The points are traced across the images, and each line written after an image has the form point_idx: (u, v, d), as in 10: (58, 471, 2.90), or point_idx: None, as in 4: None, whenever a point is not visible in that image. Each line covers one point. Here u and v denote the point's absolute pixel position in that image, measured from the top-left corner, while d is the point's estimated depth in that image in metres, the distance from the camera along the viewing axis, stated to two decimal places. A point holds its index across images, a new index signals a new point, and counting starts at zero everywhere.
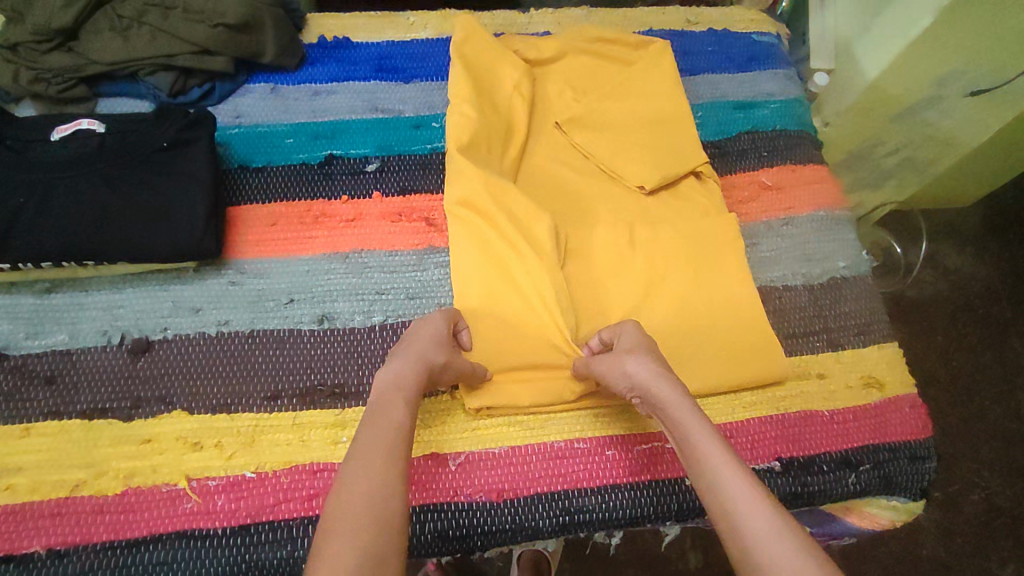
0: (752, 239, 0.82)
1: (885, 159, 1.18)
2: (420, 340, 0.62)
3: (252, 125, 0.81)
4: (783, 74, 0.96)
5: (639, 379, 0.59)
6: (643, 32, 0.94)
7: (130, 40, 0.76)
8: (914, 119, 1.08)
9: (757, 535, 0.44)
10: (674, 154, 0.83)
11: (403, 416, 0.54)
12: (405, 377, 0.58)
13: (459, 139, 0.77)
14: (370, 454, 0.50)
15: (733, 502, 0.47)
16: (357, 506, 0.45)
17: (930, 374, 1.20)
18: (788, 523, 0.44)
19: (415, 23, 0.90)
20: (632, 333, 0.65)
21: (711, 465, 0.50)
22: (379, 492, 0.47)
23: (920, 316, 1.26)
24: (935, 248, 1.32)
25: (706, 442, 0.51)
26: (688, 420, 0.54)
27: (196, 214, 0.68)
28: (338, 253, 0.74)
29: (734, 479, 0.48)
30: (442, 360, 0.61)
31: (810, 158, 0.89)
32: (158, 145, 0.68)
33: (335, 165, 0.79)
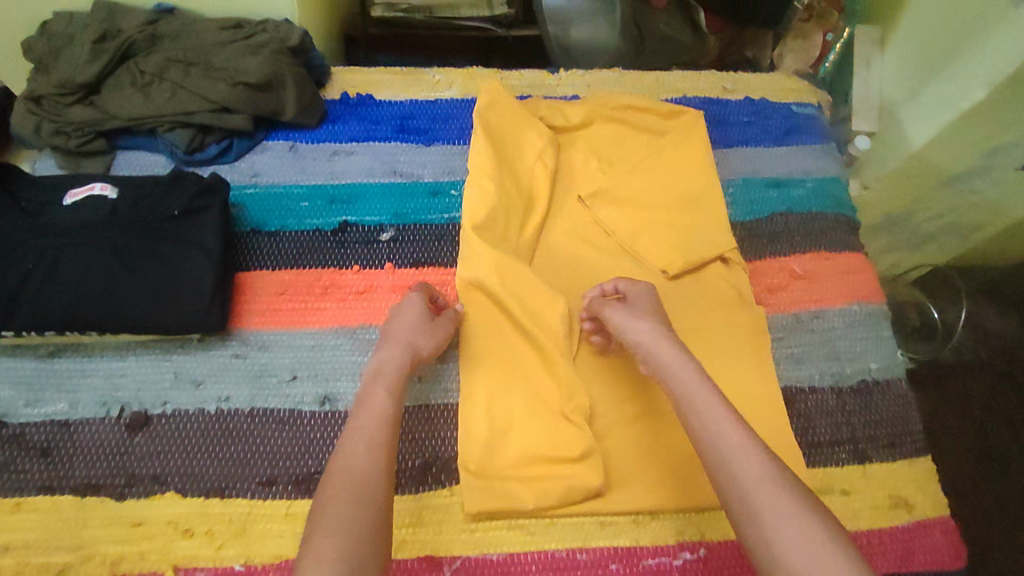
0: (779, 333, 0.78)
1: (926, 223, 1.10)
2: (403, 324, 0.66)
3: (268, 185, 0.79)
4: (823, 149, 0.91)
5: (647, 337, 0.63)
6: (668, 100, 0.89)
7: (151, 97, 0.74)
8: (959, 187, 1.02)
9: (755, 484, 0.50)
10: (700, 236, 0.80)
11: (387, 403, 0.58)
12: (390, 368, 0.61)
13: (476, 217, 0.75)
14: (360, 440, 0.54)
15: (730, 450, 0.52)
16: (342, 493, 0.50)
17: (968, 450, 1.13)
18: (781, 477, 0.50)
19: (440, 81, 0.88)
20: (646, 296, 0.69)
21: (710, 421, 0.55)
22: (363, 477, 0.52)
23: (958, 386, 1.18)
24: (976, 319, 1.25)
25: (706, 399, 0.56)
26: (691, 378, 0.58)
27: (202, 287, 0.65)
28: (345, 327, 0.73)
29: (731, 431, 0.53)
30: (426, 347, 0.65)
31: (846, 243, 0.84)
32: (168, 214, 0.66)
33: (349, 232, 0.77)
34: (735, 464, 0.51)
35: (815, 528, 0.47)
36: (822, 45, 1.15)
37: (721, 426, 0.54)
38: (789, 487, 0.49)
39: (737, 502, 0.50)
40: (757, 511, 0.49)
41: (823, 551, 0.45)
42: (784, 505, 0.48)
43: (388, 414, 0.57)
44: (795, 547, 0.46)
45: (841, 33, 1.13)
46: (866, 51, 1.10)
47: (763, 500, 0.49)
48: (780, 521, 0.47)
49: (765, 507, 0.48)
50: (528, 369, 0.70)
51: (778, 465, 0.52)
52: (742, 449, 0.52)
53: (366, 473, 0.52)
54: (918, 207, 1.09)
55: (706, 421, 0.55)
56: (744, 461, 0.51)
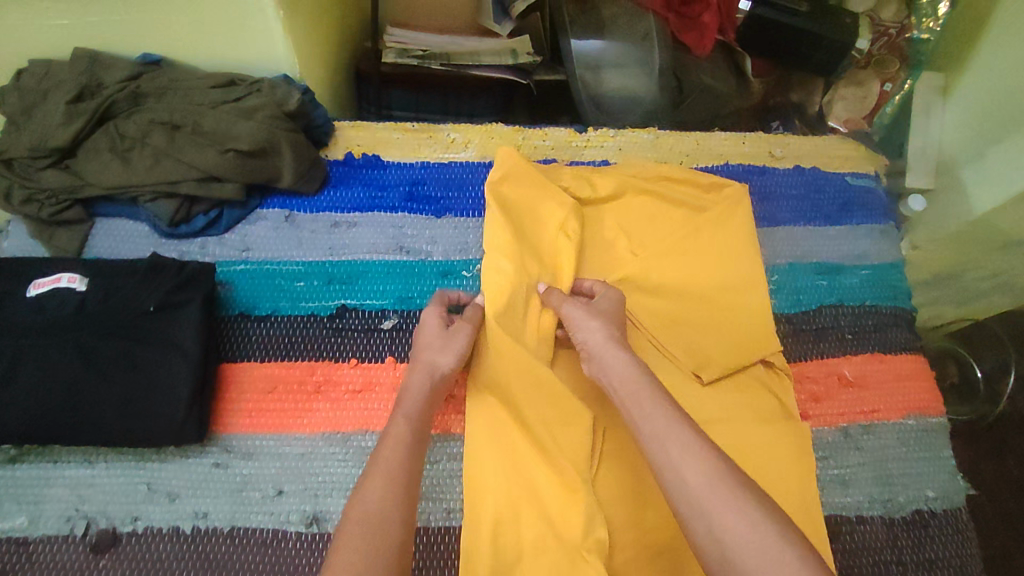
0: (824, 451, 0.70)
1: (977, 283, 1.01)
2: (424, 343, 0.64)
3: (260, 262, 0.71)
4: (879, 229, 0.81)
5: (596, 338, 0.62)
6: (697, 169, 0.81)
7: (132, 164, 0.66)
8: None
9: (699, 484, 0.48)
10: (740, 335, 0.71)
11: (406, 433, 0.57)
12: (411, 397, 0.60)
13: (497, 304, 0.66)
14: (377, 475, 0.53)
15: (673, 450, 0.51)
16: (356, 531, 0.48)
17: None
18: (730, 480, 0.48)
19: (455, 140, 0.80)
20: (608, 295, 0.68)
21: (655, 429, 0.53)
22: (381, 514, 0.50)
23: None
24: None
25: (651, 406, 0.55)
26: (637, 385, 0.58)
27: (178, 396, 0.58)
28: (338, 433, 0.65)
29: (676, 430, 0.53)
30: (448, 363, 0.62)
31: (902, 344, 0.76)
32: (144, 309, 0.59)
33: (347, 319, 0.69)
34: (680, 464, 0.50)
35: (768, 530, 0.45)
36: (879, 96, 1.04)
37: (667, 427, 0.53)
38: (736, 488, 0.48)
39: (684, 505, 0.49)
40: (710, 519, 0.47)
41: (783, 553, 0.43)
42: (736, 507, 0.46)
43: (409, 446, 0.56)
44: (750, 551, 0.44)
45: (901, 83, 1.02)
46: (927, 98, 1.00)
47: (711, 503, 0.47)
48: (736, 523, 0.45)
49: (722, 511, 0.46)
50: (542, 495, 0.62)
51: (727, 465, 0.50)
52: (686, 451, 0.51)
53: (384, 513, 0.50)
54: (973, 271, 1.00)
55: (654, 425, 0.54)
56: (690, 462, 0.50)
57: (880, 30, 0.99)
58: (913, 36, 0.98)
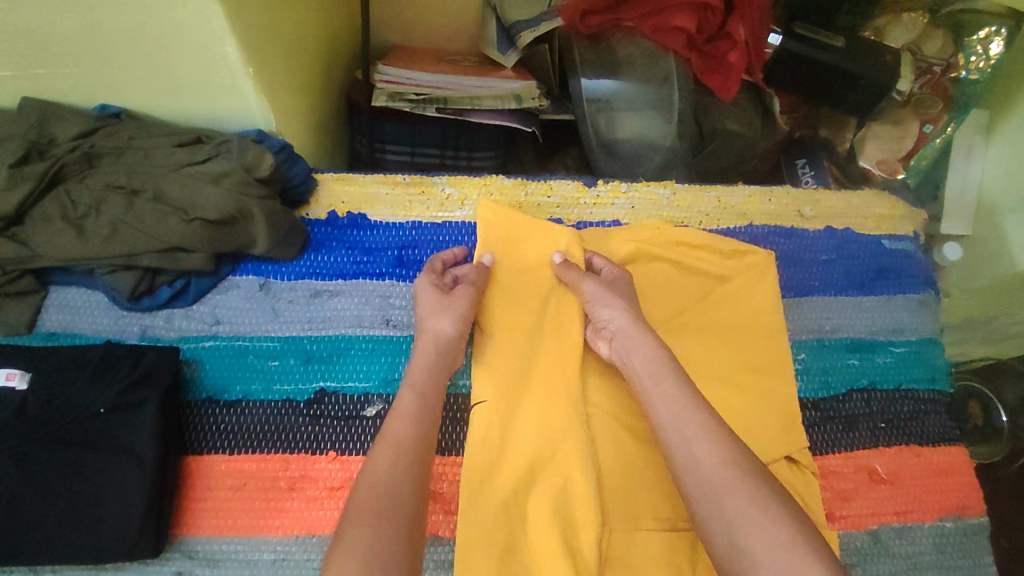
0: (856, 560, 0.62)
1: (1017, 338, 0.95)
2: (426, 311, 0.62)
3: (231, 338, 0.64)
4: (917, 300, 0.74)
5: (617, 316, 0.61)
6: (714, 231, 0.73)
7: (86, 234, 0.59)
8: None
9: (713, 467, 0.48)
10: (763, 426, 0.64)
11: (415, 405, 0.55)
12: (417, 370, 0.58)
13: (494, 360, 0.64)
14: (387, 446, 0.51)
15: (687, 430, 0.51)
16: (369, 506, 0.46)
17: None
18: (744, 471, 0.47)
19: (450, 196, 0.72)
20: (617, 275, 0.66)
21: (671, 408, 0.53)
22: (390, 484, 0.48)
23: None
24: None
25: (669, 388, 0.54)
26: (655, 361, 0.57)
27: (133, 508, 0.53)
28: (314, 537, 0.59)
29: (689, 412, 0.52)
30: (450, 329, 0.61)
31: (940, 433, 0.68)
32: (94, 411, 0.53)
33: (327, 404, 0.63)
34: (691, 442, 0.50)
35: (770, 512, 0.45)
36: (917, 137, 0.94)
37: (683, 409, 0.52)
38: (751, 475, 0.47)
39: (694, 486, 0.48)
40: (719, 504, 0.46)
41: (788, 543, 0.43)
42: (745, 493, 0.46)
43: (417, 415, 0.55)
44: (757, 534, 0.44)
45: (942, 125, 0.94)
46: (968, 141, 0.98)
47: (721, 489, 0.47)
48: (743, 510, 0.45)
49: (731, 498, 0.46)
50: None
51: (744, 450, 0.50)
52: (701, 434, 0.50)
53: (391, 490, 0.48)
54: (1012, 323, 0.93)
55: (669, 407, 0.53)
56: (702, 442, 0.50)
57: (921, 67, 0.90)
58: (960, 77, 0.90)
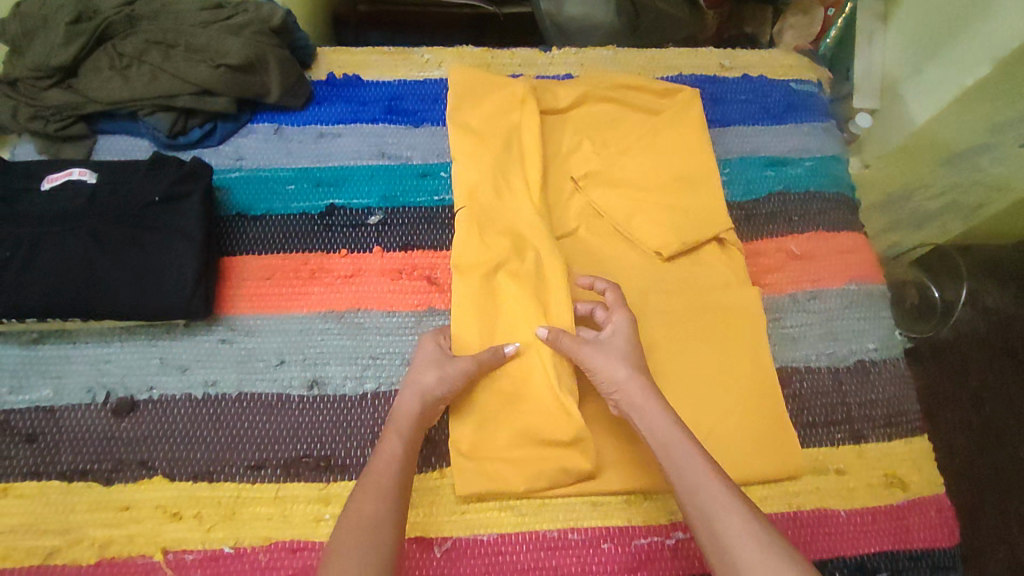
0: (775, 313, 0.77)
1: (925, 203, 1.12)
2: (416, 369, 0.67)
3: (253, 169, 0.77)
4: (821, 127, 0.89)
5: (623, 382, 0.63)
6: (665, 78, 0.88)
7: (130, 79, 0.73)
8: (961, 164, 1.03)
9: (729, 529, 0.52)
10: (694, 216, 0.78)
11: (400, 448, 0.61)
12: (400, 415, 0.63)
13: (469, 178, 0.77)
14: (375, 484, 0.57)
15: (706, 494, 0.54)
16: (351, 537, 0.52)
17: (963, 420, 1.20)
18: (764, 529, 0.51)
19: (429, 61, 0.86)
20: (623, 328, 0.67)
21: (691, 476, 0.56)
22: (377, 529, 0.54)
23: (954, 357, 1.25)
24: (978, 288, 1.31)
25: (684, 453, 0.57)
26: (666, 425, 0.60)
27: (185, 275, 0.64)
28: (334, 311, 0.72)
29: (707, 474, 0.56)
30: (435, 385, 0.65)
31: (845, 223, 0.83)
32: (151, 200, 0.65)
33: (337, 216, 0.76)
34: (713, 509, 0.54)
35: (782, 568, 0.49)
36: (823, 21, 1.19)
37: (701, 474, 0.56)
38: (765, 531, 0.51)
39: (715, 550, 0.52)
40: (737, 564, 0.50)
41: None
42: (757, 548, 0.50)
43: (402, 458, 0.60)
44: None
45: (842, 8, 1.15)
46: (867, 29, 1.11)
47: (740, 546, 0.51)
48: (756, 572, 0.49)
49: (751, 562, 0.49)
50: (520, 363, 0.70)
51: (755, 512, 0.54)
52: (721, 497, 0.54)
53: (375, 524, 0.54)
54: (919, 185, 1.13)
55: (682, 471, 0.56)
56: (726, 516, 0.53)
57: None
58: None
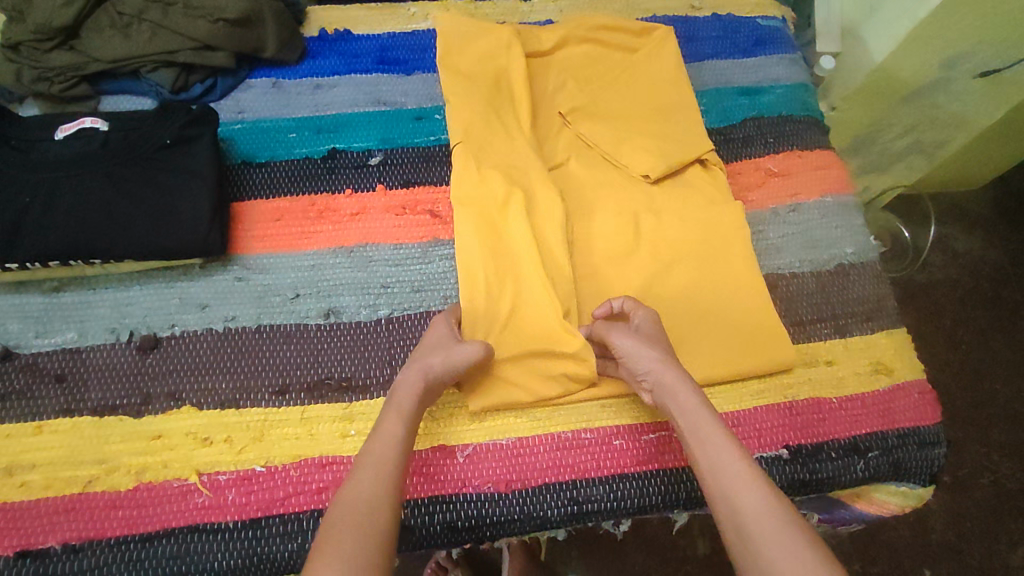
0: (758, 226, 0.83)
1: (892, 143, 1.23)
2: (420, 350, 0.65)
3: (255, 120, 0.80)
4: (789, 58, 0.94)
5: (653, 363, 0.62)
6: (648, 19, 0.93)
7: (131, 37, 0.76)
8: (921, 101, 1.12)
9: (747, 514, 0.50)
10: (676, 141, 0.83)
11: (400, 430, 0.58)
12: (403, 400, 0.61)
13: (463, 117, 0.80)
14: (372, 465, 0.55)
15: (730, 481, 0.52)
16: (341, 516, 0.51)
17: (939, 358, 1.28)
18: (786, 511, 0.50)
19: (415, 14, 0.90)
20: (647, 324, 0.67)
21: (715, 454, 0.55)
22: (371, 506, 0.52)
23: (926, 298, 1.33)
24: (944, 232, 1.40)
25: (711, 432, 0.56)
26: (694, 405, 0.59)
27: (200, 212, 0.68)
28: (343, 247, 0.75)
29: (733, 462, 0.54)
30: (440, 367, 0.63)
31: (817, 142, 0.88)
32: (162, 142, 0.69)
33: (339, 159, 0.79)
34: (735, 489, 0.52)
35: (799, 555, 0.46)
36: None
37: (727, 462, 0.54)
38: (787, 519, 0.49)
39: (732, 526, 0.50)
40: (753, 544, 0.48)
41: None
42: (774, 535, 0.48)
43: (401, 441, 0.57)
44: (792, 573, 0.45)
45: None
46: None
47: (757, 529, 0.49)
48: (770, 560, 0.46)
49: (769, 541, 0.47)
50: (523, 282, 0.72)
51: (782, 498, 0.51)
52: (744, 486, 0.52)
53: (372, 503, 0.52)
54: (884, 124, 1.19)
55: (710, 453, 0.55)
56: (749, 495, 0.51)
57: None
58: None
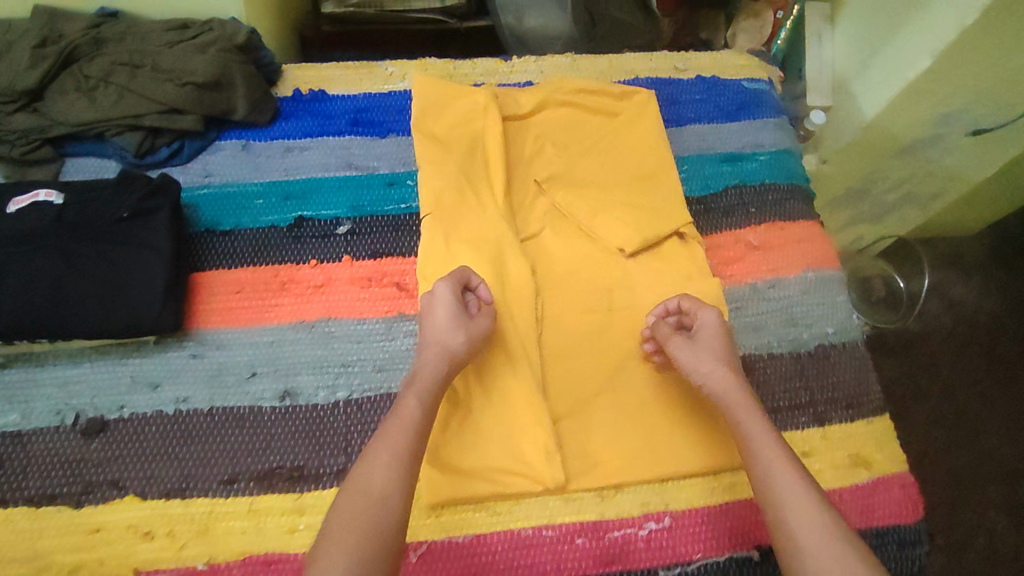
0: (736, 302, 0.80)
1: (884, 195, 1.16)
2: (439, 323, 0.66)
3: (221, 185, 0.78)
4: (774, 123, 0.92)
5: (710, 377, 0.66)
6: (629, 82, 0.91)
7: (97, 101, 0.74)
8: (913, 155, 1.06)
9: (804, 530, 0.55)
10: (654, 212, 0.81)
11: (416, 411, 0.60)
12: (423, 377, 0.63)
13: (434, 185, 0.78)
14: (383, 452, 0.57)
15: (788, 497, 0.57)
16: (355, 504, 0.54)
17: (933, 412, 1.24)
18: (835, 526, 0.55)
19: (393, 73, 0.88)
20: (710, 329, 0.69)
21: (768, 465, 0.59)
22: (385, 499, 0.55)
23: (920, 350, 1.30)
24: (941, 278, 1.36)
25: (767, 446, 0.60)
26: (753, 418, 0.62)
27: (154, 288, 0.65)
28: (304, 322, 0.72)
29: (794, 481, 0.58)
30: (459, 346, 0.65)
31: (801, 213, 0.86)
32: (118, 216, 0.66)
33: (306, 227, 0.77)
34: (787, 500, 0.57)
35: (852, 573, 0.52)
36: (773, 24, 1.18)
37: (784, 475, 0.58)
38: (840, 538, 0.54)
39: (782, 530, 0.56)
40: (801, 552, 0.54)
41: None
42: (831, 553, 0.53)
43: (417, 422, 0.59)
44: None
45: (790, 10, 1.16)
46: (817, 28, 1.15)
47: (812, 548, 0.54)
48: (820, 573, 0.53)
49: (815, 553, 0.53)
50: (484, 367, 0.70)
51: (830, 511, 0.56)
52: (800, 503, 0.56)
53: (383, 494, 0.55)
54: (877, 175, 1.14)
55: (765, 463, 0.59)
56: (800, 508, 0.56)
57: None
58: None
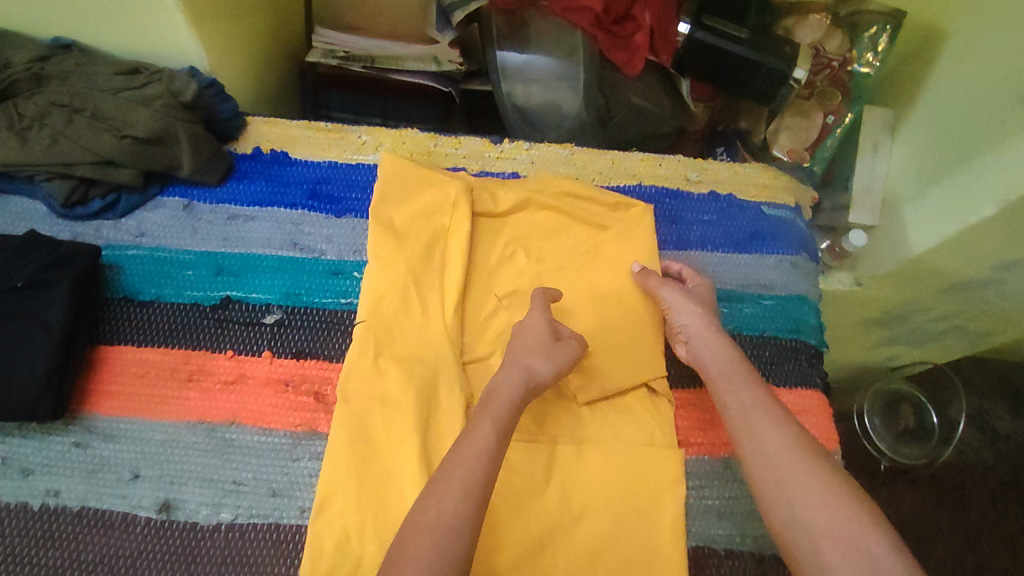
0: (699, 481, 0.69)
1: (928, 323, 0.98)
2: (523, 348, 0.62)
3: (152, 248, 0.71)
4: (791, 261, 0.79)
5: (693, 321, 0.67)
6: (625, 188, 0.81)
7: (27, 142, 0.67)
8: (968, 293, 0.88)
9: (776, 457, 0.55)
10: (620, 355, 0.71)
11: (493, 438, 0.53)
12: (498, 404, 0.56)
13: (378, 289, 0.69)
14: (455, 479, 0.50)
15: (763, 432, 0.57)
16: (423, 536, 0.47)
17: (951, 556, 1.05)
18: (812, 459, 0.54)
19: (366, 142, 0.80)
20: (703, 287, 0.71)
21: (743, 403, 0.60)
22: (452, 533, 0.48)
23: (948, 482, 1.11)
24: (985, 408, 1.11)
25: (741, 386, 0.61)
26: (729, 358, 0.64)
27: (35, 372, 0.59)
28: (205, 422, 0.65)
29: (768, 416, 0.58)
30: (547, 374, 0.60)
31: (801, 378, 0.73)
32: (11, 285, 0.61)
33: (230, 310, 0.70)
34: (767, 442, 0.56)
35: (839, 503, 0.51)
36: (821, 128, 0.99)
37: (758, 412, 0.58)
38: (817, 469, 0.53)
39: (761, 469, 0.55)
40: (780, 482, 0.54)
41: (859, 532, 0.49)
42: (810, 482, 0.53)
43: (491, 450, 0.53)
44: (819, 509, 0.51)
45: (843, 116, 0.98)
46: (874, 137, 0.98)
47: (787, 479, 0.53)
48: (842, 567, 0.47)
49: (794, 486, 0.53)
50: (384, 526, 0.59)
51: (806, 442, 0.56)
52: (776, 436, 0.56)
53: (452, 526, 0.48)
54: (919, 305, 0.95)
55: (738, 397, 0.61)
56: (777, 442, 0.56)
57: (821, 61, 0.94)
58: (853, 69, 0.94)
